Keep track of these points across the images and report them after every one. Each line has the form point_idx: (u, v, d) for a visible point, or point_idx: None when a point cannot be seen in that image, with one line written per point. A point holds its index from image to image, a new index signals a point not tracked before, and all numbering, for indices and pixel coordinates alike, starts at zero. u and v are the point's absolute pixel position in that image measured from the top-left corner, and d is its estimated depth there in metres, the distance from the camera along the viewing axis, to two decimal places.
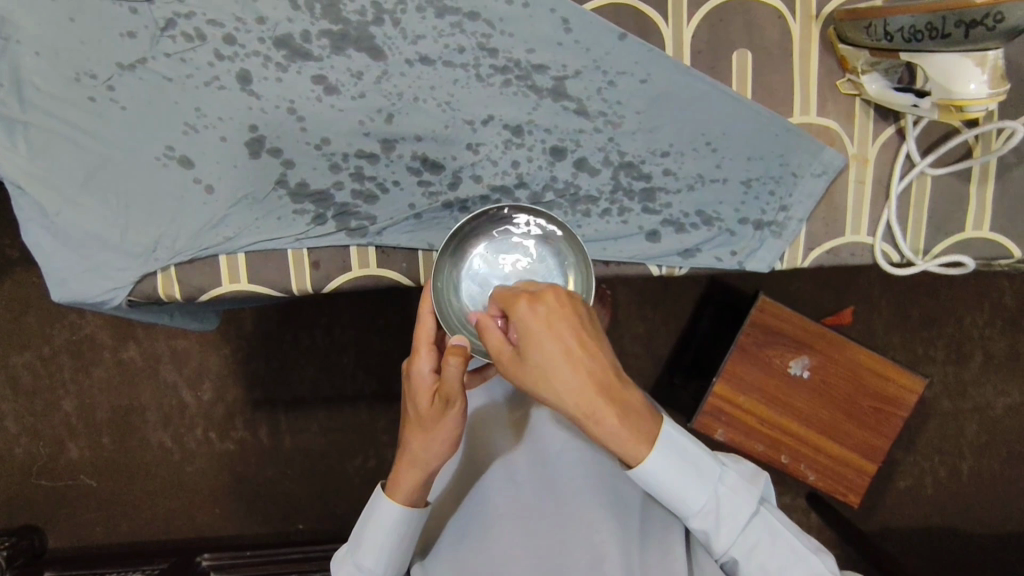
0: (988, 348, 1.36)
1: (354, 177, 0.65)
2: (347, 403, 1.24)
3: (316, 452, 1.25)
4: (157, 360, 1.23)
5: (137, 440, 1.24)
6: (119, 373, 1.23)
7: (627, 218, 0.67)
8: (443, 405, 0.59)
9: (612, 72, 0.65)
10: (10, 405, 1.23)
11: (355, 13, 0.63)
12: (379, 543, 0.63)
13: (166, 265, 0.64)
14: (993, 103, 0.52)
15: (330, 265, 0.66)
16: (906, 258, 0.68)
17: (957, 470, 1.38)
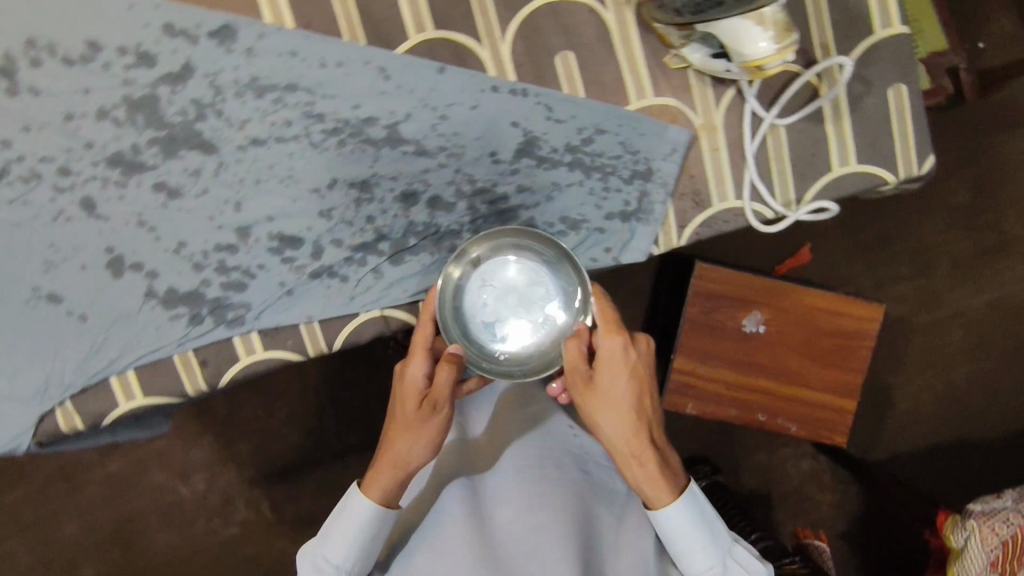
0: (954, 253, 1.32)
1: (218, 271, 0.65)
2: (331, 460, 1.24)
3: (314, 517, 1.26)
4: (143, 465, 1.25)
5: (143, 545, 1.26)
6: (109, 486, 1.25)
7: (494, 243, 0.67)
8: (430, 409, 0.61)
9: (441, 107, 0.65)
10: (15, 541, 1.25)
11: (177, 115, 0.64)
12: (347, 537, 0.60)
13: (60, 400, 0.65)
14: (786, 56, 0.51)
15: (219, 361, 0.67)
16: (777, 212, 0.68)
17: (954, 379, 1.35)
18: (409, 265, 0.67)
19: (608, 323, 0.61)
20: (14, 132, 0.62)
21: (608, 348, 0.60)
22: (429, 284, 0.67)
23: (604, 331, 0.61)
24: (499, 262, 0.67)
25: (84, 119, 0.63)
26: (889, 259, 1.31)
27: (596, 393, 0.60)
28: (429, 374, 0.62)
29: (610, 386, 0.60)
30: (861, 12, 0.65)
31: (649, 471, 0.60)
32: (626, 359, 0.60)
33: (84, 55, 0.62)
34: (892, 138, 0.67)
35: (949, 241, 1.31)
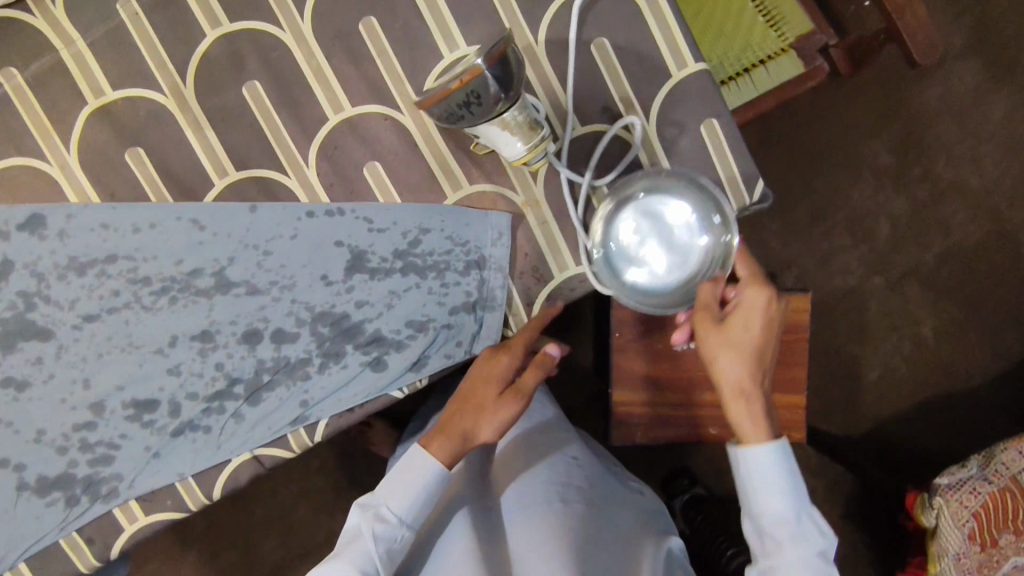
0: (890, 212, 1.26)
1: (82, 449, 0.66)
2: (319, 550, 1.29)
3: None
4: None
5: None
6: None
7: (346, 362, 0.66)
8: (511, 398, 0.64)
9: (262, 243, 0.65)
10: None
11: (7, 310, 0.64)
12: (404, 502, 0.60)
13: None
14: (543, 150, 0.53)
15: (104, 536, 0.68)
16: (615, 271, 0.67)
17: (922, 337, 1.27)
18: (267, 403, 0.66)
19: (752, 274, 0.61)
20: None
21: (751, 302, 0.59)
22: (291, 417, 0.67)
23: (749, 283, 0.60)
24: (640, 203, 0.64)
25: None
26: (823, 234, 1.26)
27: (724, 334, 0.58)
28: (516, 370, 0.66)
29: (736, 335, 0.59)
30: (653, 58, 0.65)
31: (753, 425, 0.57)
32: (766, 315, 0.59)
33: None
34: (718, 172, 0.66)
35: (884, 201, 1.25)
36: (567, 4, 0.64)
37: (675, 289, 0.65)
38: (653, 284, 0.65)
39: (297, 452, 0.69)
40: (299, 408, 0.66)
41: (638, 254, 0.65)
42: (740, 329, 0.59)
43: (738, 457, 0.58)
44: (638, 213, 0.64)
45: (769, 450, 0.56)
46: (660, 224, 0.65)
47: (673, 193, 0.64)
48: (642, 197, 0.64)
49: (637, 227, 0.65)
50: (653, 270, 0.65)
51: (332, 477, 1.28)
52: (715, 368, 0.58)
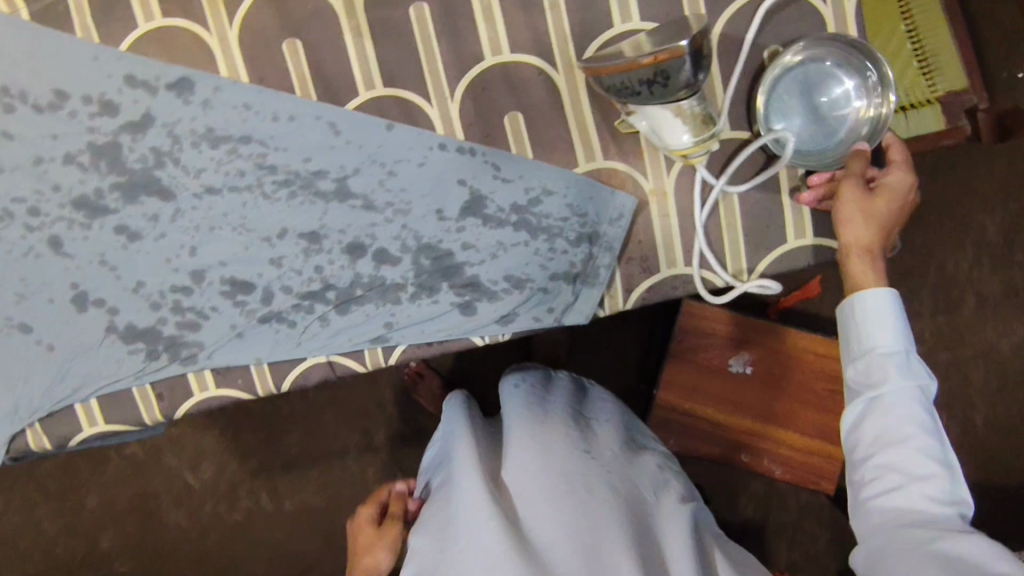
0: (981, 290, 1.20)
1: (174, 310, 0.69)
2: (334, 459, 1.32)
3: (316, 509, 1.33)
4: (160, 450, 1.33)
5: (157, 523, 1.34)
6: (130, 468, 1.33)
7: (438, 298, 0.68)
8: (391, 523, 0.79)
9: (389, 163, 0.66)
10: (44, 510, 1.33)
11: (138, 162, 0.66)
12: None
13: (31, 421, 0.70)
14: (707, 147, 0.50)
15: (174, 395, 0.70)
16: (723, 281, 0.66)
17: (972, 425, 1.21)
18: (355, 315, 0.68)
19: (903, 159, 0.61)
20: None
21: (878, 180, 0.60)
22: (373, 335, 0.68)
23: (900, 167, 0.60)
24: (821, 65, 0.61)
25: (52, 163, 0.66)
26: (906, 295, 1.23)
27: (864, 201, 0.58)
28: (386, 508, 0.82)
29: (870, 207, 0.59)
30: None
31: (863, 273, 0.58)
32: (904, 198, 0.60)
33: (51, 102, 0.65)
34: None
35: (977, 277, 1.19)
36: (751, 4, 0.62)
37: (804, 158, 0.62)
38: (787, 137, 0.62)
39: (369, 369, 0.70)
40: (382, 329, 0.68)
41: (789, 113, 0.62)
42: (879, 203, 0.59)
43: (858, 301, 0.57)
44: (795, 77, 0.62)
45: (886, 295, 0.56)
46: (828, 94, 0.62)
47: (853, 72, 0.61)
48: (826, 60, 0.61)
49: (805, 87, 0.62)
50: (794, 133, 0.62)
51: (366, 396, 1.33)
52: (845, 230, 0.59)
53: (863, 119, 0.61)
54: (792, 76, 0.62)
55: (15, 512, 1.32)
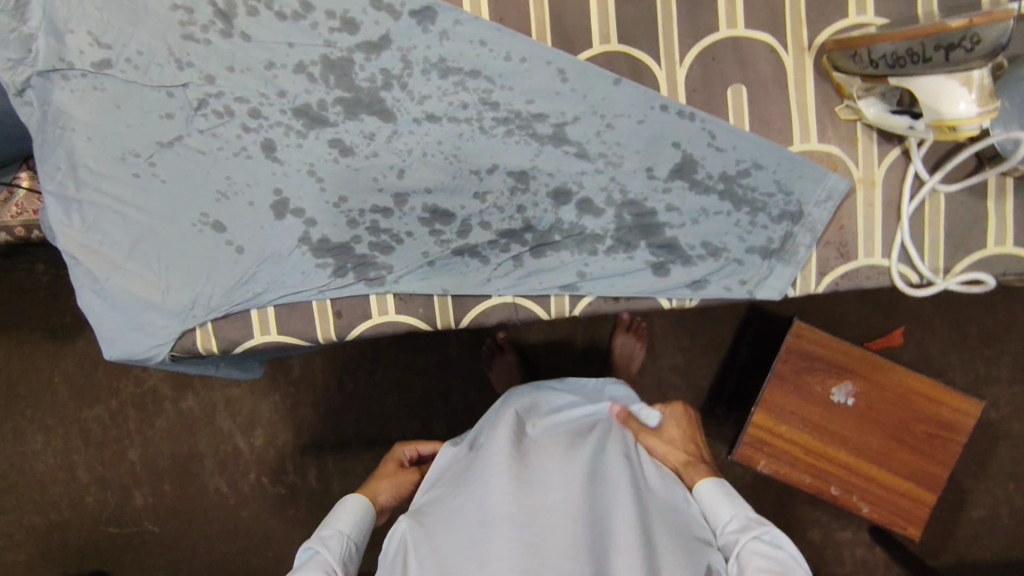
0: None
1: (370, 230, 0.69)
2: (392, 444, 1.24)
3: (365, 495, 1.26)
4: (215, 409, 1.25)
5: (198, 486, 1.25)
6: (180, 424, 1.24)
7: (634, 254, 0.68)
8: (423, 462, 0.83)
9: (610, 116, 0.67)
10: (82, 455, 1.25)
11: (366, 80, 0.68)
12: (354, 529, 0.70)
13: (203, 321, 0.70)
14: (984, 121, 0.53)
15: (352, 314, 0.70)
16: (921, 278, 0.67)
17: None
18: (549, 260, 0.68)
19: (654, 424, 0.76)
20: (218, 70, 0.68)
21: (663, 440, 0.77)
22: (564, 282, 0.69)
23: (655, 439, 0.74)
24: None
25: (282, 69, 0.68)
26: (986, 360, 1.26)
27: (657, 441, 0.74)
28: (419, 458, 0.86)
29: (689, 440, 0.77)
30: None
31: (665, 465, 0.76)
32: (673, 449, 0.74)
33: (295, 12, 0.67)
34: None
35: None
36: None
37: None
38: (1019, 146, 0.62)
39: (550, 316, 0.71)
40: (575, 277, 0.69)
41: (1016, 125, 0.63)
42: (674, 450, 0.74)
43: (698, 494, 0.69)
44: (1021, 85, 0.63)
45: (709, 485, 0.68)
46: None
47: None
48: None
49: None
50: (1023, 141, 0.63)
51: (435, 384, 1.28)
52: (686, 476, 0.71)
53: None
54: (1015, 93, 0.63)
55: (52, 454, 1.24)
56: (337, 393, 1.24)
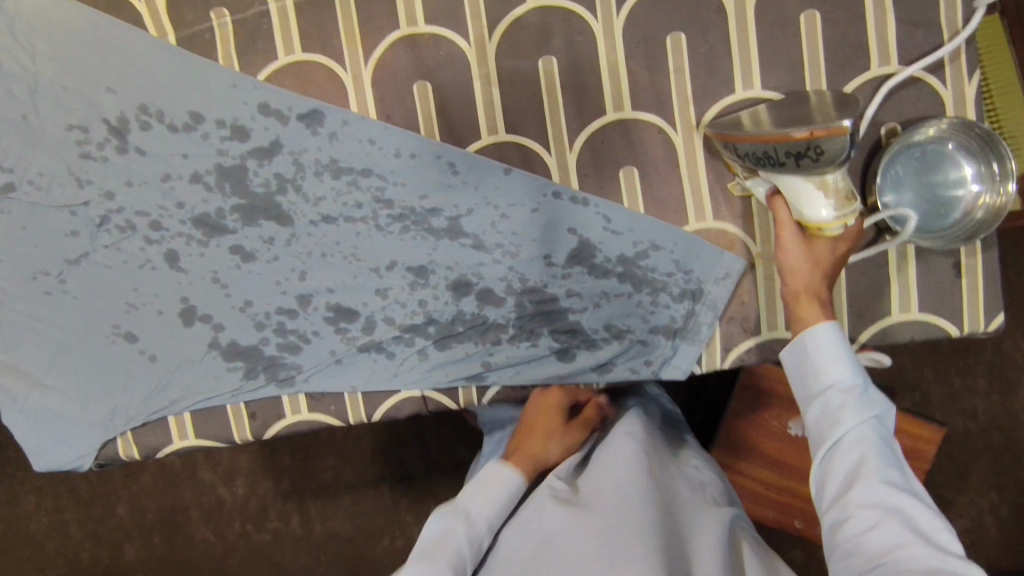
0: None
1: (277, 332, 0.70)
2: (367, 487, 1.20)
3: (346, 537, 1.22)
4: (195, 463, 1.24)
5: (186, 539, 1.23)
6: (163, 477, 1.23)
7: (537, 341, 0.69)
8: None
9: (503, 205, 0.67)
10: (72, 513, 1.23)
11: (261, 186, 0.68)
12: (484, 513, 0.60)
13: (123, 430, 0.71)
14: (847, 223, 0.56)
15: (266, 415, 0.71)
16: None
17: None
18: (453, 351, 0.69)
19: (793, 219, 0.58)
20: (117, 186, 0.69)
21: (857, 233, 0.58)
22: (469, 373, 0.69)
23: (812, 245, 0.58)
24: (938, 148, 0.63)
25: (179, 181, 0.69)
26: None
27: (802, 243, 0.58)
28: None
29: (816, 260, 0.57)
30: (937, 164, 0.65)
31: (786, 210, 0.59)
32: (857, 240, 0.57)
33: (187, 124, 0.68)
34: (959, 291, 0.65)
35: None
36: (875, 80, 0.64)
37: (919, 233, 0.63)
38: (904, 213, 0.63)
39: (460, 406, 0.71)
40: (480, 367, 0.69)
41: (902, 187, 0.63)
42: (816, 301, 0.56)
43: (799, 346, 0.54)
44: (914, 150, 0.63)
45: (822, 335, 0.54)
46: (943, 173, 0.63)
47: (971, 157, 0.62)
48: (945, 144, 0.63)
49: (926, 166, 0.63)
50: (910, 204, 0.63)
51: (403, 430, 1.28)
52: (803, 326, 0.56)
53: (977, 202, 0.62)
54: (902, 156, 0.63)
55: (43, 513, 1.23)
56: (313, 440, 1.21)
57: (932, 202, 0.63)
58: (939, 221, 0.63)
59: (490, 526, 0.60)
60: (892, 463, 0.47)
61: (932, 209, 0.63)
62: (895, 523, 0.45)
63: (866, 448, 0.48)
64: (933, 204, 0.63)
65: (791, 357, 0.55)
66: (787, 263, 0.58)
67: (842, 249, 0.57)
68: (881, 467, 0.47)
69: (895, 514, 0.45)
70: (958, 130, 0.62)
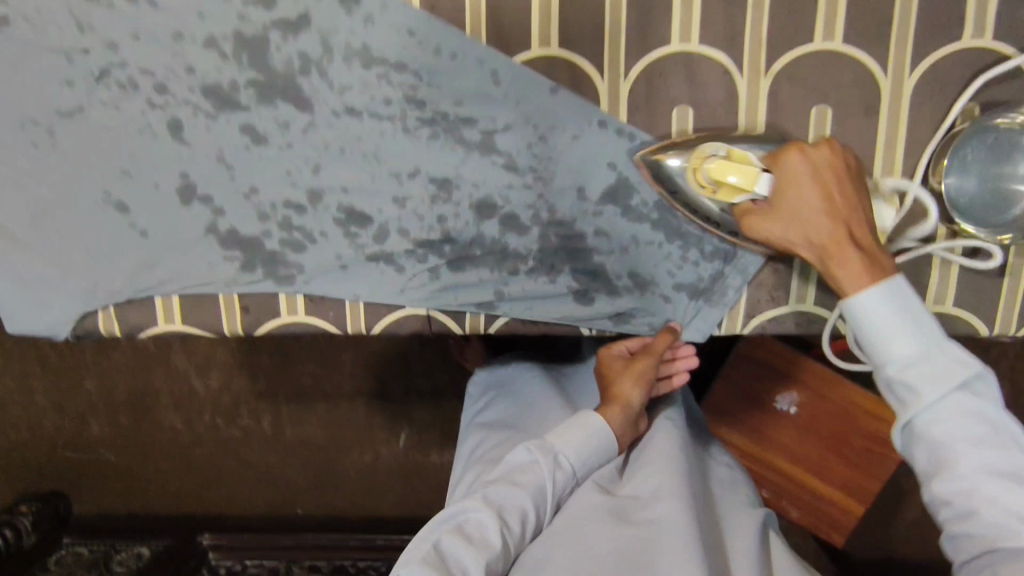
0: None
1: (282, 225, 0.65)
2: (344, 400, 1.21)
3: (317, 445, 1.24)
4: (169, 348, 1.22)
5: (153, 421, 1.24)
6: (135, 358, 1.21)
7: (556, 278, 0.65)
8: None
9: (544, 127, 0.62)
10: (38, 381, 1.21)
11: (282, 62, 0.62)
12: (575, 451, 0.61)
13: (105, 304, 0.67)
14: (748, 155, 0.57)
15: (260, 311, 0.67)
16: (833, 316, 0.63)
17: None
18: (467, 275, 0.65)
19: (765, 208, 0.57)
20: (122, 37, 0.62)
21: (819, 151, 0.55)
22: (481, 300, 0.65)
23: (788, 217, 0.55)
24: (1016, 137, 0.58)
25: (192, 43, 0.62)
26: None
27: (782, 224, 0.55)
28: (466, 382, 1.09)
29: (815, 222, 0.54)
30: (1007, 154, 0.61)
31: (771, 232, 0.56)
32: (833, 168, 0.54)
33: None
34: (998, 291, 0.63)
35: None
36: (964, 53, 0.59)
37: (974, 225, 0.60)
38: (962, 203, 0.60)
39: (464, 332, 0.68)
40: (492, 296, 0.65)
41: (967, 175, 0.60)
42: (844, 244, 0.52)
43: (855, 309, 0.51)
44: (990, 136, 0.59)
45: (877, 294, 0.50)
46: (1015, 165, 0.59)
47: None
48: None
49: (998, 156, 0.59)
50: (970, 195, 0.60)
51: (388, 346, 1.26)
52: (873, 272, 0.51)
53: None
54: (975, 141, 0.59)
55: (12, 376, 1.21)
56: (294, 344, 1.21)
57: (996, 195, 0.59)
58: (999, 215, 0.59)
59: (576, 471, 0.61)
60: (977, 439, 0.47)
61: (995, 201, 0.59)
62: (988, 506, 0.46)
63: (945, 433, 0.47)
64: (997, 196, 0.59)
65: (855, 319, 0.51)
66: (831, 271, 0.53)
67: (835, 167, 0.54)
68: (965, 451, 0.47)
69: (986, 495, 0.46)
70: None
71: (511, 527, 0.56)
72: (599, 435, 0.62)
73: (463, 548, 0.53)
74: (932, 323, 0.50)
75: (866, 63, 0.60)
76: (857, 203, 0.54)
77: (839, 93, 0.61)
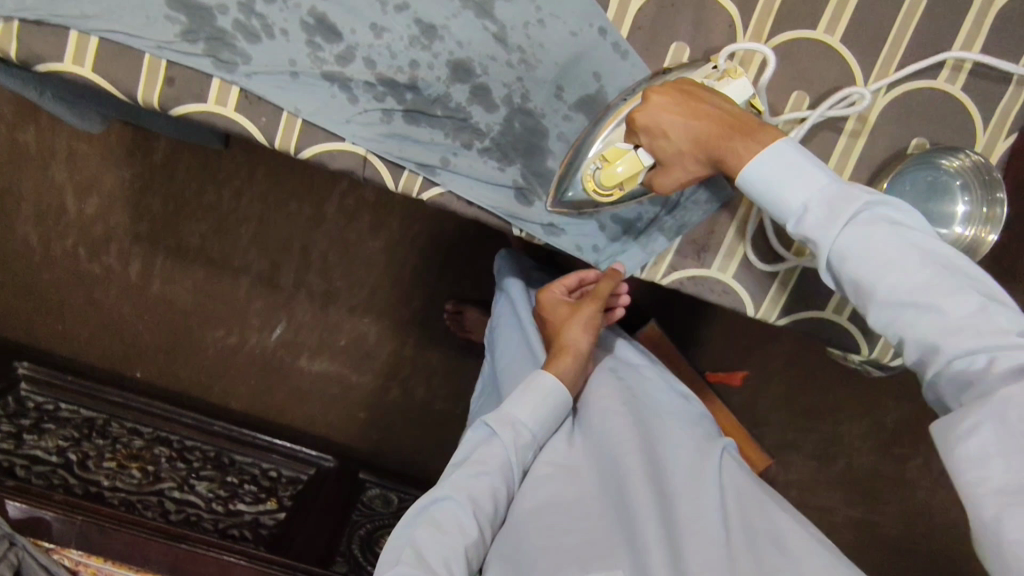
0: None
1: (242, 7, 0.60)
2: (227, 271, 1.25)
3: (181, 310, 1.28)
4: (53, 155, 1.21)
5: (6, 228, 1.25)
6: (13, 152, 1.21)
7: (505, 167, 0.64)
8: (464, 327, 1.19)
9: (546, 11, 0.61)
10: None
11: None
12: (531, 411, 0.63)
13: (10, 16, 0.59)
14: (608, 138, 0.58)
15: (185, 89, 0.61)
16: (779, 255, 0.65)
17: None
18: (418, 130, 0.62)
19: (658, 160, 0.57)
20: None
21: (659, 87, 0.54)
22: (423, 160, 0.63)
23: (676, 161, 0.56)
24: (943, 180, 0.63)
25: None
26: (796, 428, 1.24)
27: (676, 167, 0.56)
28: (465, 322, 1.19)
29: (694, 148, 0.54)
30: None
31: (680, 178, 0.57)
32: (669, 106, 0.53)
33: None
34: None
35: (855, 448, 1.24)
36: (934, 92, 0.64)
37: None
38: None
39: (395, 190, 0.65)
40: (436, 161, 0.63)
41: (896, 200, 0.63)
42: (729, 134, 0.52)
43: (750, 188, 0.52)
44: (927, 174, 0.63)
45: (752, 162, 0.51)
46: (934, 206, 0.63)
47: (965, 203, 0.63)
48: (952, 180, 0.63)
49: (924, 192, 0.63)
50: None
51: (296, 230, 1.22)
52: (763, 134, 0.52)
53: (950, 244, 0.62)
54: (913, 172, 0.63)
55: None
56: (195, 199, 1.22)
57: None
58: None
59: (535, 436, 0.63)
60: (889, 263, 0.45)
61: None
62: (921, 322, 0.44)
63: (858, 270, 0.46)
64: None
65: (752, 190, 0.51)
66: (733, 173, 0.53)
67: (668, 105, 0.54)
68: (881, 275, 0.45)
69: (914, 312, 0.45)
70: (971, 174, 0.62)
71: (486, 509, 0.59)
72: (551, 394, 0.64)
73: (439, 538, 0.56)
74: (813, 170, 0.49)
75: (852, 68, 0.63)
76: (708, 111, 0.53)
77: (821, 88, 0.63)
